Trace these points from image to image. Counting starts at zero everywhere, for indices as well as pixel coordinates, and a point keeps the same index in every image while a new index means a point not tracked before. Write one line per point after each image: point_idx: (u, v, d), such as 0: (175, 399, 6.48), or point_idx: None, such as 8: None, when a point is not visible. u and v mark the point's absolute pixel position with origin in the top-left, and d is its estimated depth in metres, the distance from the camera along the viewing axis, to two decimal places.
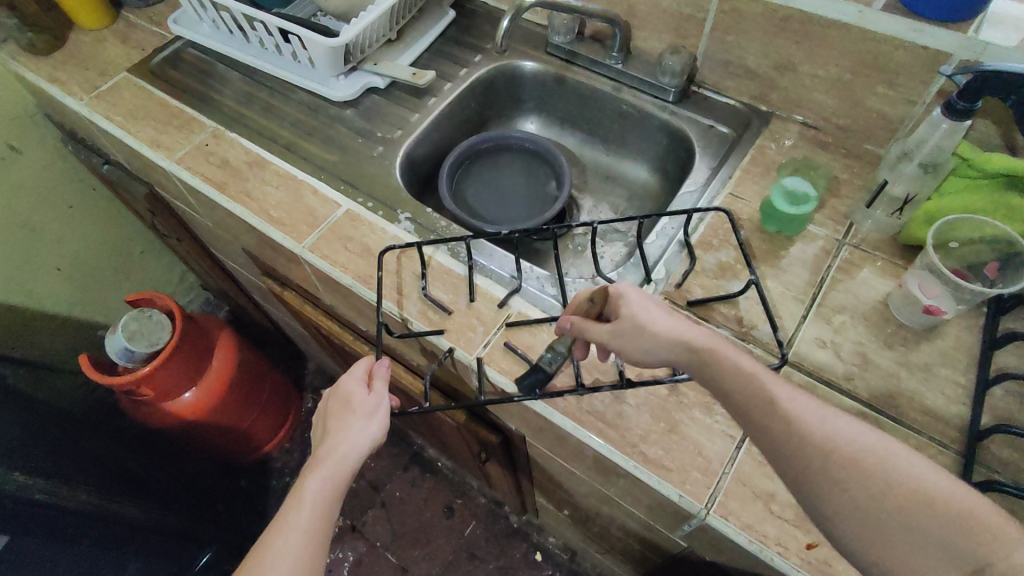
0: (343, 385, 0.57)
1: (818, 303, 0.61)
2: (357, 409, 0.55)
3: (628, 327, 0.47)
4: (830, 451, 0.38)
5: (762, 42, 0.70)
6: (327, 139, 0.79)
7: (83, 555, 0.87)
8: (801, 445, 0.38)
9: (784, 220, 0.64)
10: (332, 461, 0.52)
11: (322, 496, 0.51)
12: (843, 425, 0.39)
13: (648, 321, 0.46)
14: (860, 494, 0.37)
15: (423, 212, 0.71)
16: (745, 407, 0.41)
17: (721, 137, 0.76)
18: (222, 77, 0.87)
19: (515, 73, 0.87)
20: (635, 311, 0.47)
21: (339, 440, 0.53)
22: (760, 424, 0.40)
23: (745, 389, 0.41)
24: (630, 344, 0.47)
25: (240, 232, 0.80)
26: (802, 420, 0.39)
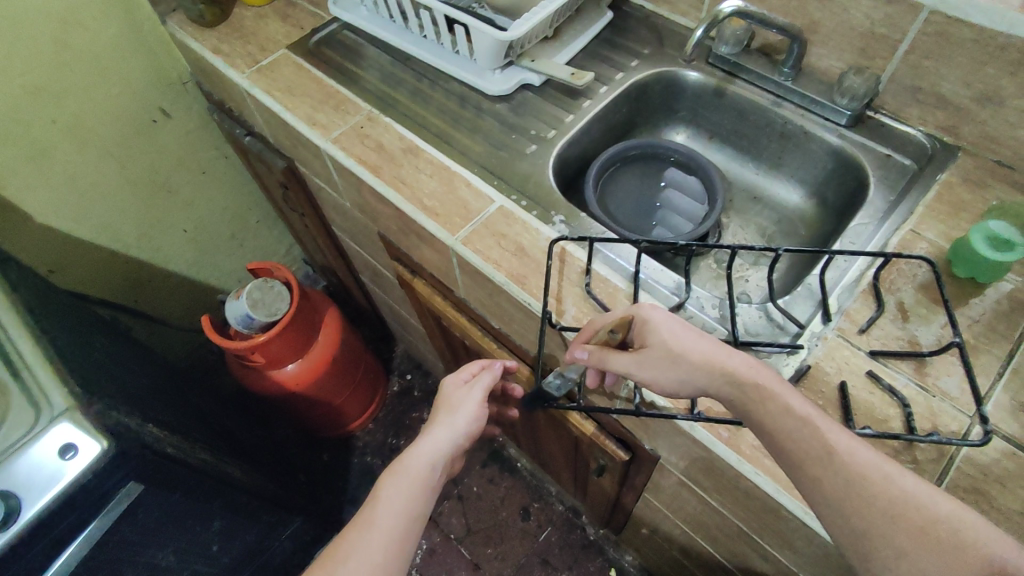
0: (438, 391, 0.67)
1: (1016, 362, 0.56)
2: (444, 410, 0.64)
3: (660, 354, 0.48)
4: (894, 513, 0.37)
5: (967, 69, 0.64)
6: (478, 132, 0.79)
7: (187, 506, 0.82)
8: (865, 503, 0.38)
9: (978, 267, 0.59)
10: (411, 459, 0.58)
11: (397, 494, 0.55)
12: (909, 484, 0.38)
13: (681, 349, 0.47)
14: (927, 564, 0.35)
15: (577, 215, 0.69)
16: (803, 460, 0.40)
17: (901, 168, 0.70)
18: (376, 61, 0.88)
19: (672, 82, 0.85)
20: (665, 339, 0.48)
21: (421, 438, 0.60)
22: (813, 478, 0.40)
23: (799, 441, 0.41)
24: (658, 372, 0.48)
25: (381, 215, 0.81)
26: (863, 474, 0.38)
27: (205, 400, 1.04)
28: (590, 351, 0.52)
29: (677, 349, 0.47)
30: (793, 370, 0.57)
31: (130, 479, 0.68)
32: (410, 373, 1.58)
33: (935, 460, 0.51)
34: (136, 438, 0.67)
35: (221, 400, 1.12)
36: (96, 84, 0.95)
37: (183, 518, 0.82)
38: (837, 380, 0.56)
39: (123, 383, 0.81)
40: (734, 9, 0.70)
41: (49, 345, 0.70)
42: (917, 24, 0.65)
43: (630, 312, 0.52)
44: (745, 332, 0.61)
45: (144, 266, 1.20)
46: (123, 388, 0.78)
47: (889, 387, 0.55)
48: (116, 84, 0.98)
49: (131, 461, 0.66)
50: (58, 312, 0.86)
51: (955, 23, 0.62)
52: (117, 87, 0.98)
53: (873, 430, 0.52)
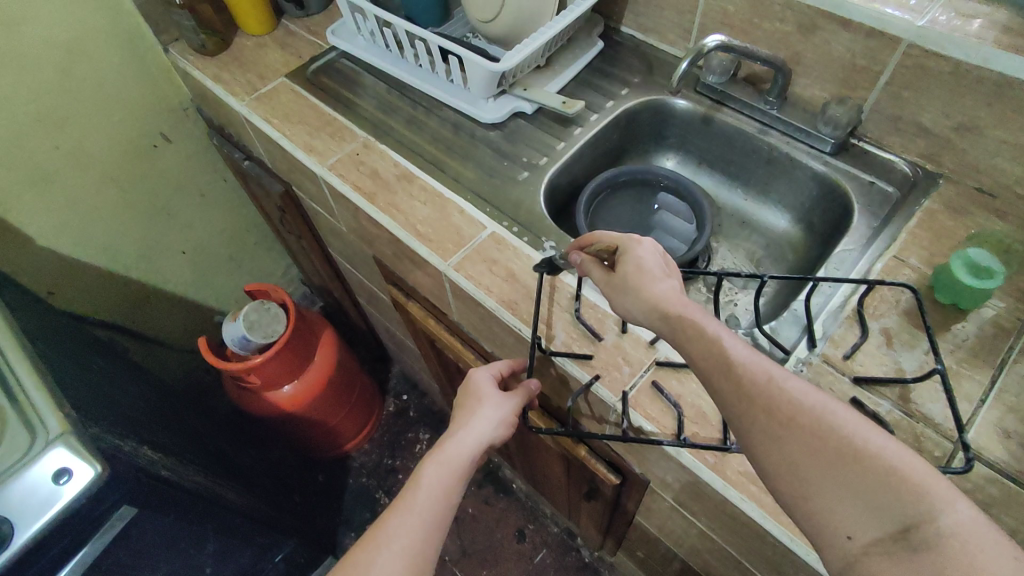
0: (473, 372, 0.63)
1: (997, 388, 0.57)
2: (486, 393, 0.60)
3: (620, 280, 0.48)
4: (771, 408, 0.37)
5: (945, 100, 0.66)
6: (472, 159, 0.80)
7: (180, 531, 0.82)
8: (747, 401, 0.38)
9: (960, 293, 0.60)
10: (452, 446, 0.55)
11: (440, 482, 0.52)
12: (794, 387, 0.37)
13: (636, 279, 0.46)
14: (793, 451, 0.36)
15: (568, 241, 0.71)
16: (701, 367, 0.41)
17: (884, 195, 0.72)
18: (372, 89, 0.90)
19: (662, 110, 0.87)
20: (630, 269, 0.47)
21: (461, 427, 0.57)
22: (708, 378, 0.40)
23: (699, 347, 0.41)
24: (615, 294, 0.48)
25: (375, 240, 0.82)
26: (750, 375, 0.38)
27: (201, 421, 1.05)
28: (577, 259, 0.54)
29: (634, 278, 0.47)
30: None
31: (123, 503, 0.68)
32: (407, 394, 1.58)
33: None
34: (128, 461, 0.68)
35: (216, 420, 1.11)
36: (98, 111, 0.97)
37: (174, 546, 0.81)
38: None
39: (118, 405, 0.81)
40: (718, 43, 0.72)
41: (45, 368, 0.72)
42: (896, 56, 0.67)
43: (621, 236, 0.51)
44: None
45: (142, 287, 1.21)
46: (118, 410, 0.79)
47: (873, 413, 0.55)
48: (118, 110, 1.00)
49: (125, 484, 0.67)
50: (55, 334, 0.87)
51: (932, 56, 0.64)
52: (119, 114, 1.00)
53: None
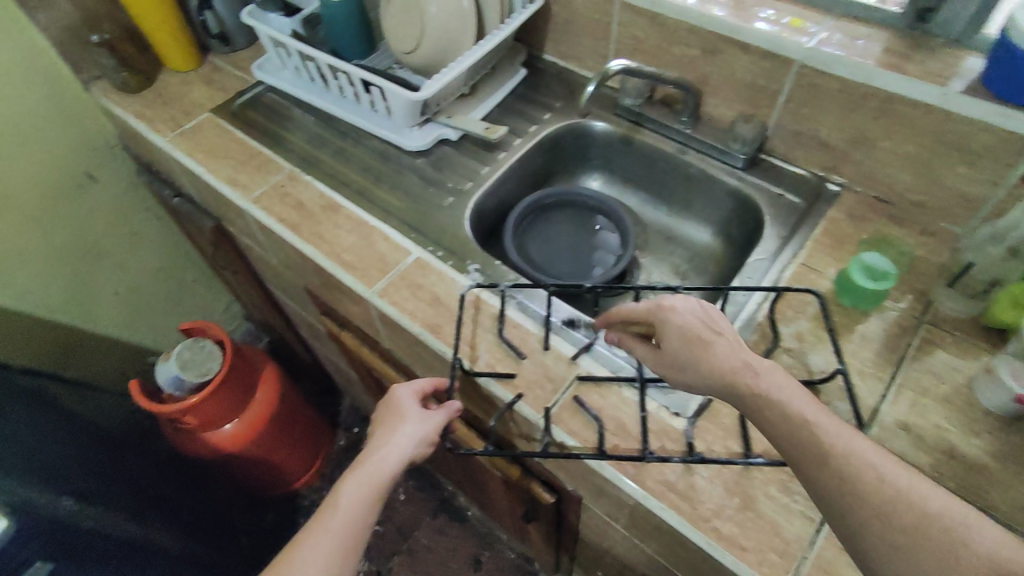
0: (392, 388, 0.62)
1: (898, 383, 0.59)
2: (404, 410, 0.59)
3: (671, 359, 0.48)
4: (865, 494, 0.37)
5: (838, 115, 0.70)
6: (398, 187, 0.81)
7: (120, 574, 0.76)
8: (839, 485, 0.38)
9: (862, 296, 0.63)
10: (370, 464, 0.54)
11: (356, 500, 0.52)
12: (897, 470, 0.38)
13: (694, 355, 0.46)
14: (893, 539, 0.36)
15: (492, 263, 0.72)
16: (787, 448, 0.41)
17: (791, 206, 0.76)
18: (299, 122, 0.91)
19: (583, 133, 0.89)
20: (675, 344, 0.47)
21: (380, 445, 0.56)
22: (800, 464, 0.40)
23: (798, 439, 0.40)
24: (671, 370, 0.48)
25: (304, 271, 0.81)
26: (856, 470, 0.38)
27: (136, 465, 1.01)
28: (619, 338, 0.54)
29: (685, 355, 0.47)
30: (696, 404, 0.59)
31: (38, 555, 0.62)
32: (358, 426, 1.55)
33: None
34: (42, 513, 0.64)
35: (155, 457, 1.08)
36: (18, 151, 0.94)
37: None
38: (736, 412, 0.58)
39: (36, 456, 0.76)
40: (622, 67, 0.75)
41: None
42: (790, 76, 0.71)
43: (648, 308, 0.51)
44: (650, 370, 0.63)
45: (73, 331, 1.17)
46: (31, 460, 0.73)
47: None
48: (40, 151, 0.97)
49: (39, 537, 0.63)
50: None
51: (823, 75, 0.68)
52: (41, 155, 0.98)
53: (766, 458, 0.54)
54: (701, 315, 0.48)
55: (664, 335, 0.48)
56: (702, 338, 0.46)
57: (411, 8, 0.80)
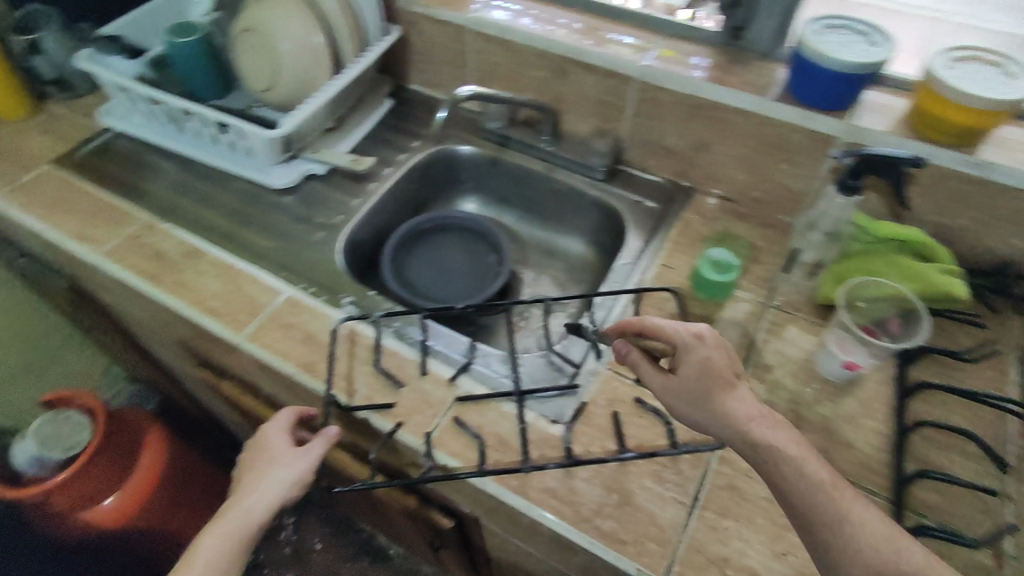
0: (261, 430, 0.62)
1: (750, 365, 0.64)
2: (271, 456, 0.60)
3: (687, 389, 0.48)
4: (859, 551, 0.39)
5: (678, 125, 0.77)
6: (267, 226, 0.79)
7: None
8: (839, 541, 0.40)
9: (716, 288, 0.68)
10: (233, 516, 0.57)
11: (217, 553, 0.55)
12: (877, 517, 0.41)
13: (715, 394, 0.46)
14: None
15: (366, 295, 0.72)
16: (793, 496, 0.42)
17: (649, 211, 0.81)
18: (155, 167, 0.86)
19: (452, 158, 0.91)
20: (694, 375, 0.47)
21: (245, 495, 0.58)
22: (798, 509, 0.42)
23: (798, 492, 0.42)
24: (680, 399, 0.49)
25: (171, 323, 0.77)
26: (858, 528, 0.40)
27: None
28: (627, 352, 0.54)
29: (703, 389, 0.47)
30: (572, 409, 0.61)
31: None
32: None
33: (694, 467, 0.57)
34: None
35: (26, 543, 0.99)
36: None
37: None
38: (610, 411, 0.61)
39: None
40: (470, 93, 0.77)
41: None
42: (632, 92, 0.77)
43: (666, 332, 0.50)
44: (529, 382, 0.65)
45: None
46: None
47: (653, 409, 0.60)
48: None
49: None
50: None
51: (658, 90, 0.74)
52: None
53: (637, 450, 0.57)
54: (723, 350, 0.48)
55: (690, 364, 0.48)
56: (735, 382, 0.47)
57: (261, 46, 0.78)
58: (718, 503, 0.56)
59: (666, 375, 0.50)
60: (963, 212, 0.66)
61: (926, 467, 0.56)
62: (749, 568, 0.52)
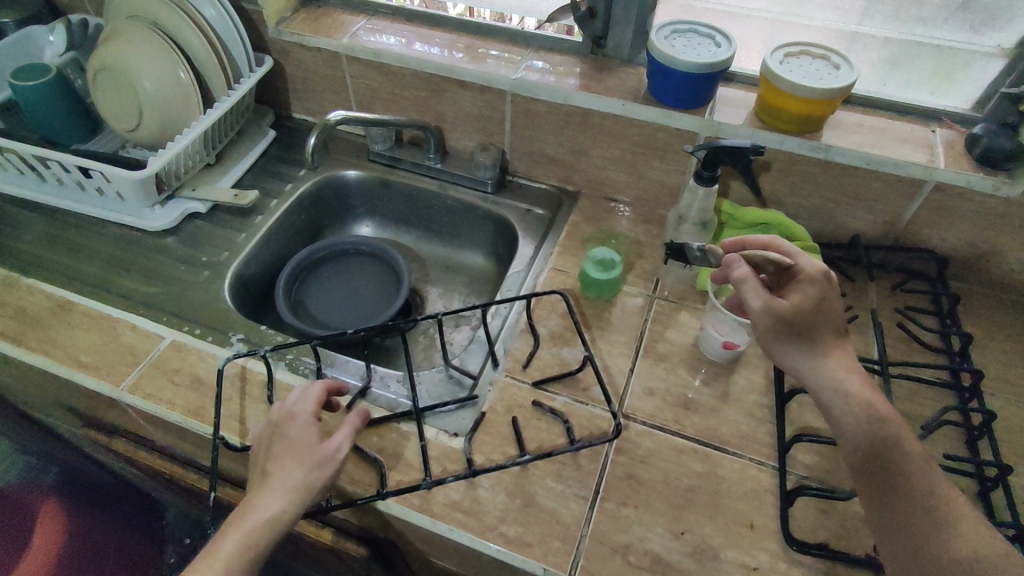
0: (288, 410, 0.54)
1: (640, 356, 0.67)
2: (306, 451, 0.52)
3: (799, 322, 0.50)
4: (908, 479, 0.45)
5: (555, 133, 0.79)
6: (146, 271, 0.76)
7: None
8: (893, 467, 0.46)
9: (600, 286, 0.71)
10: (253, 519, 0.49)
11: (234, 560, 0.47)
12: (946, 484, 0.45)
13: (829, 345, 0.51)
14: (914, 514, 0.44)
15: (256, 330, 0.70)
16: (855, 428, 0.47)
17: (539, 218, 0.83)
18: (16, 220, 0.81)
19: (341, 183, 0.91)
20: (817, 316, 0.51)
21: (267, 496, 0.50)
22: (851, 436, 0.47)
23: (868, 429, 0.47)
24: (782, 329, 0.51)
25: (47, 385, 0.72)
26: (912, 462, 0.46)
27: None
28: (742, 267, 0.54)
29: (811, 325, 0.50)
30: (471, 420, 0.62)
31: None
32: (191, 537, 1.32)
33: (592, 460, 0.59)
34: None
35: None
36: None
37: None
38: (508, 417, 0.62)
39: None
40: (341, 117, 0.76)
41: None
42: (507, 104, 0.79)
43: (803, 266, 0.53)
44: (427, 399, 0.65)
45: None
46: None
47: (550, 409, 0.62)
48: None
49: None
50: None
51: (531, 101, 0.77)
52: None
53: (535, 452, 0.58)
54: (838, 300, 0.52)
55: (808, 292, 0.51)
56: (842, 341, 0.51)
57: (121, 85, 0.76)
58: (618, 492, 0.57)
59: (772, 297, 0.52)
60: (815, 192, 0.72)
61: (802, 430, 0.60)
62: (651, 551, 0.54)
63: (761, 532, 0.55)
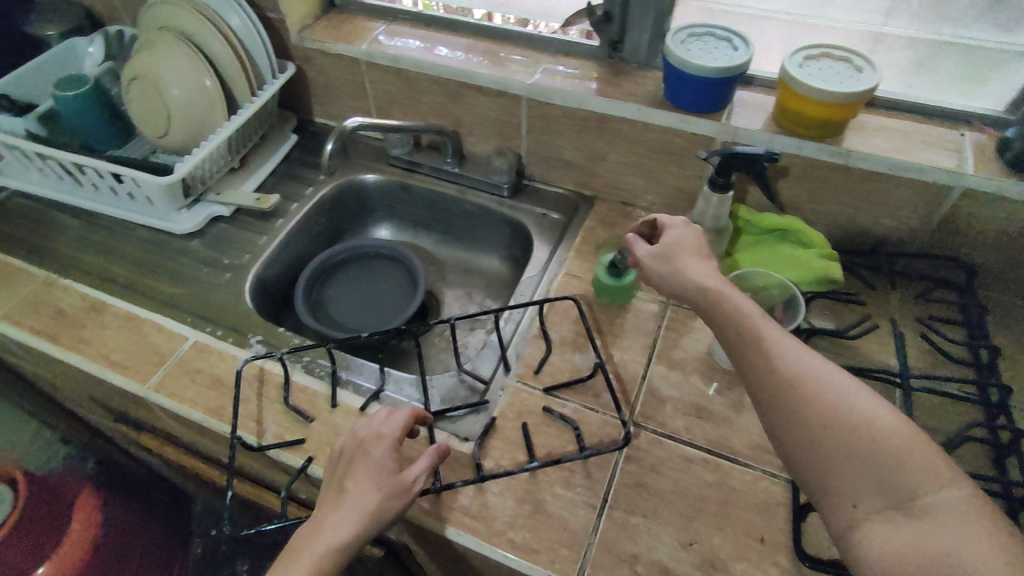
0: (370, 430, 0.53)
1: (653, 363, 0.67)
2: (383, 474, 0.50)
3: (667, 255, 0.55)
4: (782, 381, 0.43)
5: (571, 137, 0.79)
6: (173, 272, 0.78)
7: None
8: (765, 374, 0.44)
9: (613, 290, 0.71)
10: (325, 538, 0.47)
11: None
12: (823, 370, 0.43)
13: (695, 261, 0.53)
14: (788, 416, 0.42)
15: (275, 332, 0.72)
16: (736, 344, 0.46)
17: (554, 223, 0.84)
18: (55, 223, 0.84)
19: (361, 187, 0.92)
20: (680, 245, 0.55)
21: (340, 515, 0.48)
22: (737, 356, 0.46)
23: (740, 338, 0.46)
24: (660, 264, 0.55)
25: (80, 381, 0.75)
26: (778, 360, 0.44)
27: None
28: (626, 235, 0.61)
29: (672, 252, 0.55)
30: (481, 425, 0.63)
31: None
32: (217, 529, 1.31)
33: (602, 468, 0.59)
34: None
35: None
36: None
37: None
38: (519, 423, 0.62)
39: None
40: (358, 123, 0.77)
41: None
42: (524, 109, 0.79)
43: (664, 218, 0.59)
44: (439, 402, 0.66)
45: None
46: None
47: (560, 416, 0.62)
48: None
49: None
50: None
51: (548, 105, 0.77)
52: None
53: (544, 459, 0.59)
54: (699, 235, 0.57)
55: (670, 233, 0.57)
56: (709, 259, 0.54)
57: (151, 94, 0.78)
58: (627, 501, 0.57)
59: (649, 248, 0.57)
60: (836, 198, 0.70)
61: None
62: (659, 561, 0.53)
63: (772, 546, 0.54)
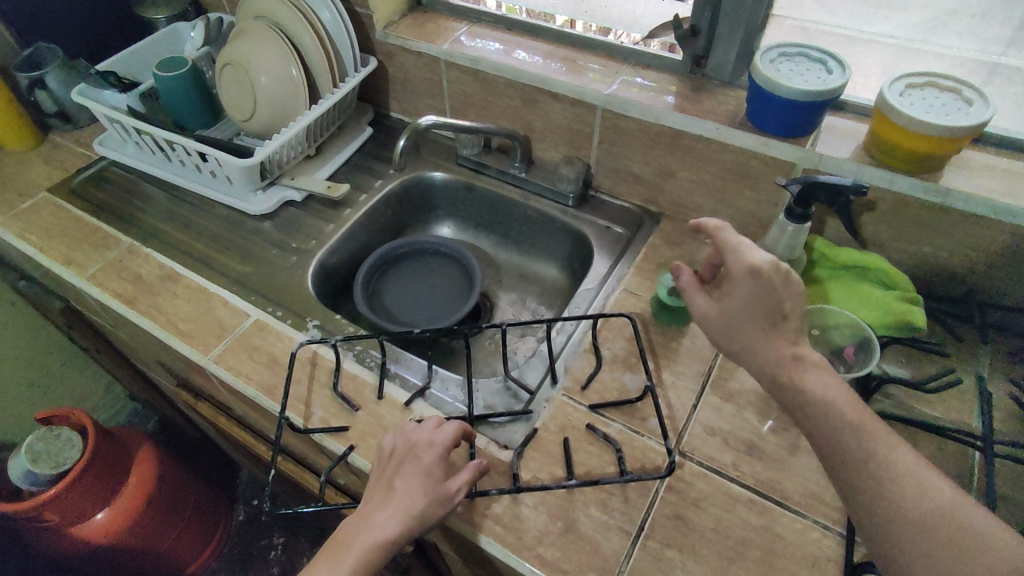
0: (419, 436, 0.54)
1: (706, 393, 0.64)
2: (427, 481, 0.51)
3: (725, 324, 0.49)
4: (859, 456, 0.43)
5: (643, 152, 0.77)
6: (244, 251, 0.82)
7: None
8: (841, 445, 0.44)
9: (672, 311, 0.69)
10: (370, 537, 0.49)
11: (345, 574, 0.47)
12: (897, 450, 0.43)
13: (758, 334, 0.47)
14: (864, 493, 0.43)
15: (332, 319, 0.73)
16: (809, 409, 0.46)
17: (617, 237, 0.82)
18: (144, 194, 0.90)
19: (428, 184, 0.93)
20: (742, 316, 0.48)
21: (385, 515, 0.49)
22: (808, 421, 0.46)
23: (816, 401, 0.45)
24: (716, 332, 0.50)
25: (150, 344, 0.79)
26: (855, 433, 0.44)
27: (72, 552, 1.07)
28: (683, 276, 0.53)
29: (732, 325, 0.48)
30: (522, 435, 0.62)
31: None
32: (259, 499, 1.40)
33: (642, 495, 0.57)
34: None
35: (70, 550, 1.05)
36: None
37: None
38: (560, 437, 0.61)
39: None
40: (432, 122, 0.78)
41: None
42: (597, 120, 0.78)
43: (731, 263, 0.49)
44: (482, 407, 0.66)
45: None
46: None
47: (604, 436, 0.60)
48: None
49: None
50: None
51: (622, 117, 0.75)
52: None
53: (583, 478, 0.57)
54: (772, 292, 0.47)
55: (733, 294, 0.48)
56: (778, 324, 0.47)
57: (241, 79, 0.82)
58: (665, 533, 0.55)
59: (708, 304, 0.51)
60: (924, 238, 0.65)
61: None
62: None
63: None
